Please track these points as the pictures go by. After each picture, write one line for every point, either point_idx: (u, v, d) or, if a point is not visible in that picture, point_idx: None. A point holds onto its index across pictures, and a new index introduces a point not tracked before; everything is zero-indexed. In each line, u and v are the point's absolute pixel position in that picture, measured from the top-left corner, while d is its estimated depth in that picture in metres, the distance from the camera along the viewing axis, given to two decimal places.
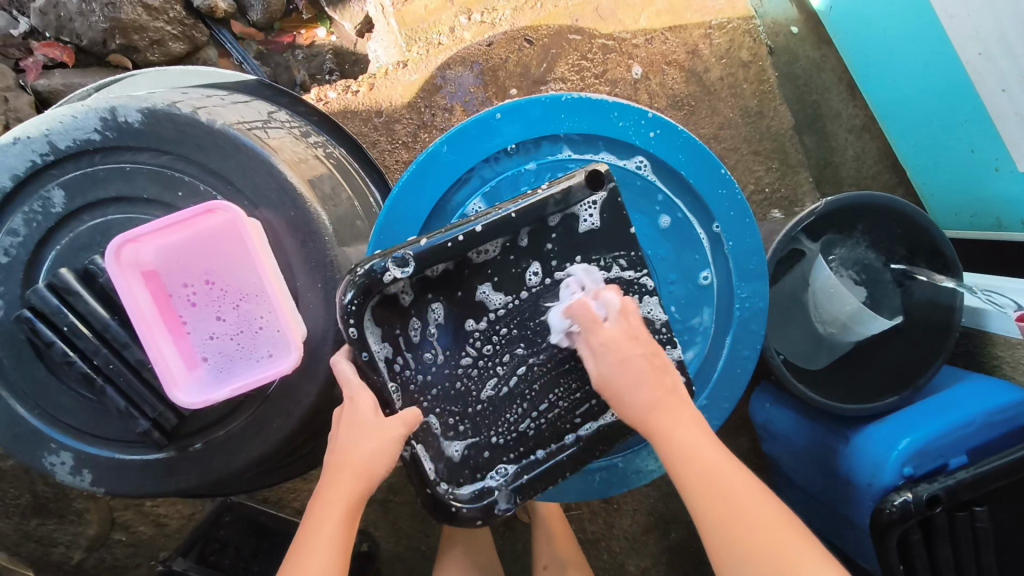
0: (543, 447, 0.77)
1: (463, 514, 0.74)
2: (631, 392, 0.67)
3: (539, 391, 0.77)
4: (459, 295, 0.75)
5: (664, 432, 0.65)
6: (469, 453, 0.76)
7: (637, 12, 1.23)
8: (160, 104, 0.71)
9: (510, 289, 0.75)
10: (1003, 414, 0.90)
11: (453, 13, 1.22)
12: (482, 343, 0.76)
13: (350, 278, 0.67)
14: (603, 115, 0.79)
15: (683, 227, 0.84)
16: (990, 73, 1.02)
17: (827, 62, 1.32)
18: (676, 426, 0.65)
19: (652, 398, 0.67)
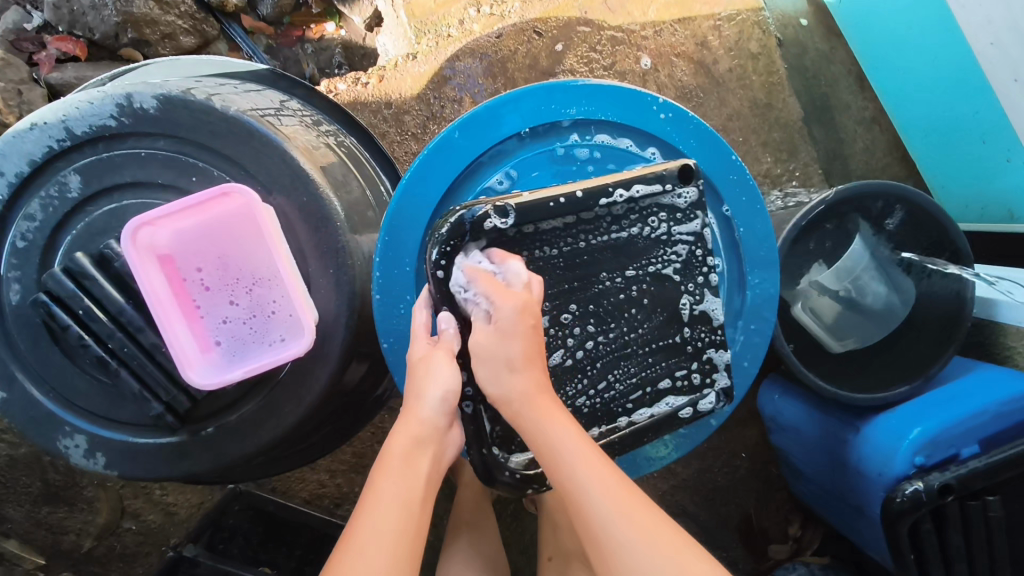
0: (596, 425, 0.76)
1: (508, 478, 0.74)
2: (512, 376, 0.65)
3: (600, 370, 0.76)
4: (550, 254, 0.72)
5: (543, 424, 0.64)
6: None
7: (646, 4, 1.23)
8: (176, 91, 0.72)
9: (593, 255, 0.74)
10: (1015, 404, 0.90)
11: (462, 7, 1.23)
12: (560, 312, 0.73)
13: (443, 226, 0.68)
14: (610, 102, 0.80)
15: None
16: (1002, 64, 1.02)
17: (837, 54, 1.32)
18: (558, 419, 0.65)
19: (524, 393, 0.65)
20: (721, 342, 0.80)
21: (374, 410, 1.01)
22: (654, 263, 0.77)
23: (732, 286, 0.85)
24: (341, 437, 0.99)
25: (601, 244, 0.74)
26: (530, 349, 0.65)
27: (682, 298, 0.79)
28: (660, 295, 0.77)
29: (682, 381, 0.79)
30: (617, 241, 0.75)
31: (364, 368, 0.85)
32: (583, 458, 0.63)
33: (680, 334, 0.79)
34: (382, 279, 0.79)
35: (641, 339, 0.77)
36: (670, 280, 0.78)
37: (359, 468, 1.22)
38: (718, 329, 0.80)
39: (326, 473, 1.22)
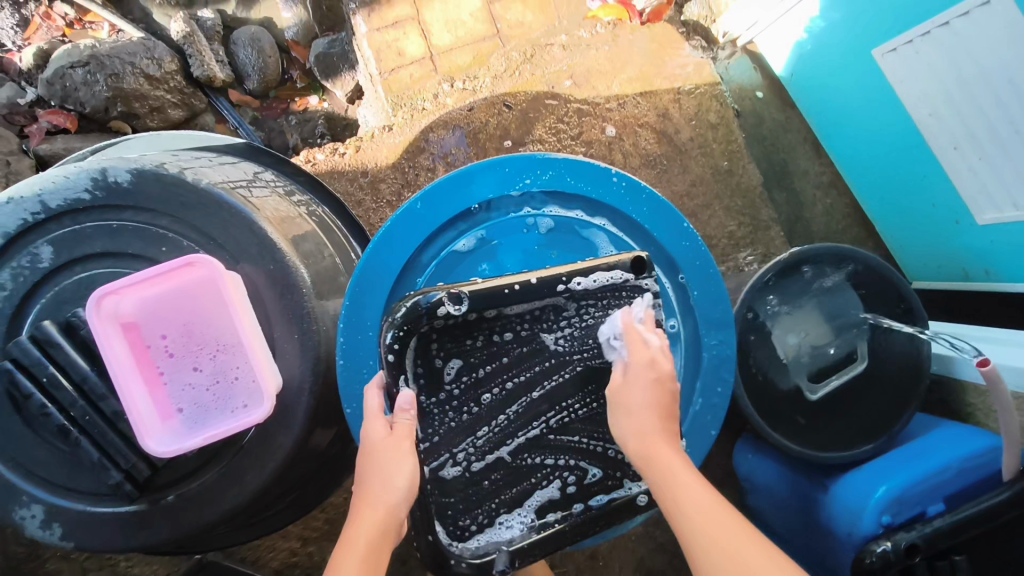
0: (553, 510, 0.78)
1: (459, 567, 0.74)
2: (631, 418, 0.70)
3: (555, 451, 0.79)
4: (506, 338, 0.78)
5: (655, 463, 0.66)
6: (473, 498, 0.77)
7: (610, 79, 1.31)
8: (149, 166, 0.76)
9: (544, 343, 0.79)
10: (977, 459, 0.91)
11: (436, 82, 1.31)
12: (510, 398, 0.78)
13: (399, 311, 0.71)
14: (560, 175, 0.84)
15: None
16: (941, 133, 1.08)
17: (792, 123, 1.40)
18: (669, 455, 0.67)
19: (642, 433, 0.69)
20: None
21: (342, 473, 1.01)
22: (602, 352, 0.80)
23: (688, 346, 0.87)
24: (309, 502, 0.98)
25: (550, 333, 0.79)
26: (655, 399, 0.70)
27: None
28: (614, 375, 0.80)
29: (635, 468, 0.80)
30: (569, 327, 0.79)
31: (330, 432, 0.86)
32: (688, 501, 0.63)
33: None
34: (346, 345, 0.81)
35: (596, 420, 0.80)
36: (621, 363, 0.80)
37: (331, 535, 1.20)
38: None
39: (298, 541, 1.19)
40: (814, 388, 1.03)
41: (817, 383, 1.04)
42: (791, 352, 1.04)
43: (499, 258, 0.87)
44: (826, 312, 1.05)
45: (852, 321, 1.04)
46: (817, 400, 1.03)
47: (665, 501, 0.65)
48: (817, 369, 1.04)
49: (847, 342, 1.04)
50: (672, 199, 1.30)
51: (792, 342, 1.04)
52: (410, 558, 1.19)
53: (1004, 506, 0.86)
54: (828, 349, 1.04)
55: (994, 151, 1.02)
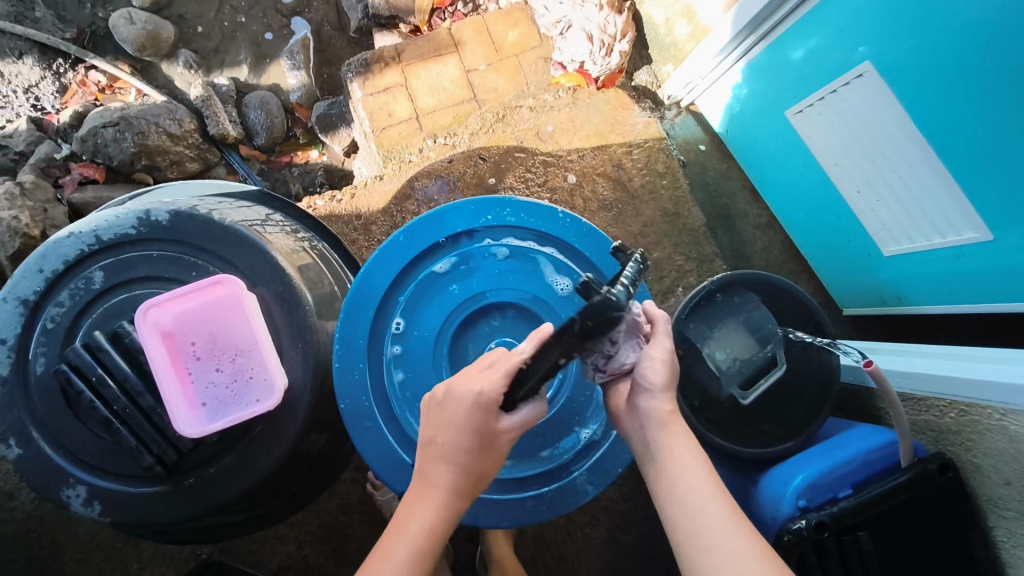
0: None
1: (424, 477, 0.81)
2: (656, 403, 0.81)
3: None
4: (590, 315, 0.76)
5: (675, 436, 0.79)
6: None
7: (570, 136, 1.53)
8: (184, 207, 0.94)
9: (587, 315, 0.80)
10: (879, 451, 1.07)
11: (422, 138, 1.53)
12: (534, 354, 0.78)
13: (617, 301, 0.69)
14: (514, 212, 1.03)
15: None
16: (846, 179, 1.28)
17: (732, 172, 1.61)
18: (683, 435, 0.80)
19: (663, 410, 0.81)
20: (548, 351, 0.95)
21: (334, 473, 1.16)
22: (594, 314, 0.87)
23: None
24: (306, 497, 1.12)
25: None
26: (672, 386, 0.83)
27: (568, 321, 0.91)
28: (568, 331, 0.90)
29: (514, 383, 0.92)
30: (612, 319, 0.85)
31: (326, 429, 1.01)
32: (695, 476, 0.75)
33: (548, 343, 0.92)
34: (341, 352, 0.98)
35: None
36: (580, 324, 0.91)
37: (324, 539, 1.32)
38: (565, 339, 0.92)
39: (294, 545, 1.32)
40: (745, 394, 1.20)
41: (747, 390, 1.20)
42: (721, 366, 1.22)
43: (467, 282, 1.06)
44: (747, 331, 1.24)
45: (770, 337, 1.23)
46: (749, 405, 1.20)
47: (671, 465, 0.77)
48: (746, 379, 1.21)
49: (768, 353, 1.22)
50: (626, 237, 1.49)
51: (721, 357, 1.22)
52: None
53: (892, 491, 1.01)
54: (754, 362, 1.22)
55: (888, 194, 1.21)
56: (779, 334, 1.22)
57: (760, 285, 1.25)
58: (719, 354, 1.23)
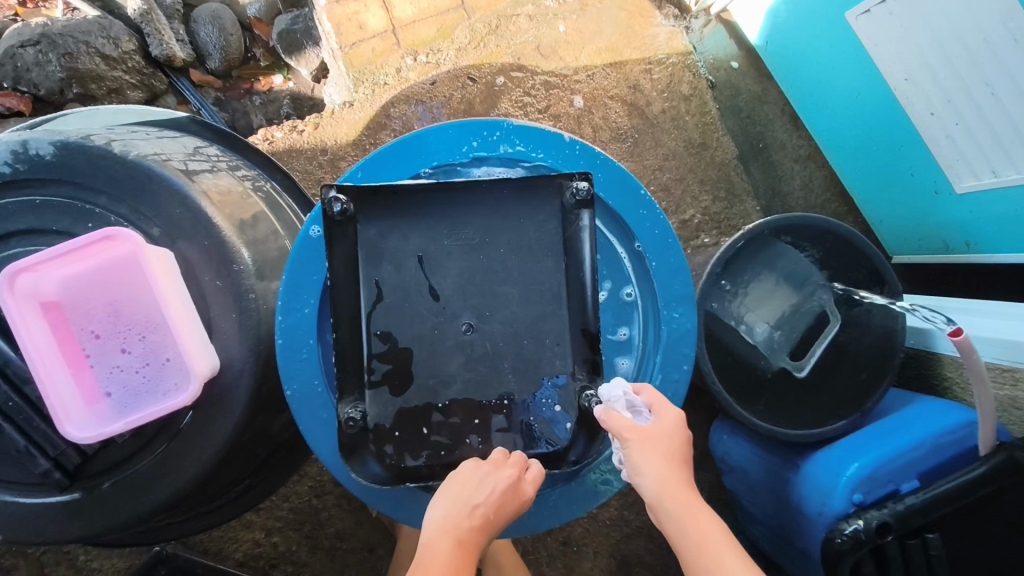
0: (383, 382, 0.70)
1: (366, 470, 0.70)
2: (654, 467, 0.63)
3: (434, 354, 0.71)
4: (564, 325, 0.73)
5: (693, 517, 0.61)
6: (425, 441, 0.70)
7: (578, 51, 1.27)
8: (74, 138, 0.72)
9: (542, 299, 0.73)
10: (951, 436, 0.88)
11: (399, 56, 1.27)
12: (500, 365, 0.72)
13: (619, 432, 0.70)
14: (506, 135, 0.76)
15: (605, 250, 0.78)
16: (916, 98, 1.04)
17: (769, 95, 1.36)
18: (703, 512, 0.62)
19: (671, 484, 0.63)
20: (423, 258, 0.72)
21: (300, 458, 0.98)
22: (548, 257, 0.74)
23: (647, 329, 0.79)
24: (265, 488, 0.95)
25: (524, 278, 0.73)
26: (673, 451, 0.65)
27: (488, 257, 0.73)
28: (477, 270, 0.73)
29: (376, 299, 0.71)
30: (556, 287, 0.73)
31: (280, 414, 0.83)
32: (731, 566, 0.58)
33: (447, 262, 0.73)
34: (284, 324, 0.77)
35: (463, 298, 0.72)
36: (499, 276, 0.73)
37: (296, 525, 1.16)
38: (453, 262, 0.73)
39: (263, 532, 1.16)
40: (796, 368, 1.01)
41: (797, 363, 1.02)
42: (764, 341, 1.02)
43: None
44: (789, 295, 1.03)
45: (814, 299, 1.03)
46: (804, 377, 1.02)
47: (697, 558, 0.59)
48: (795, 350, 1.02)
49: (811, 309, 1.03)
50: (643, 173, 1.26)
51: (762, 330, 1.02)
52: (378, 546, 1.18)
53: (965, 488, 0.83)
54: (800, 328, 1.02)
55: (971, 118, 0.98)
56: (829, 291, 1.03)
57: (804, 231, 1.01)
58: (758, 327, 1.03)
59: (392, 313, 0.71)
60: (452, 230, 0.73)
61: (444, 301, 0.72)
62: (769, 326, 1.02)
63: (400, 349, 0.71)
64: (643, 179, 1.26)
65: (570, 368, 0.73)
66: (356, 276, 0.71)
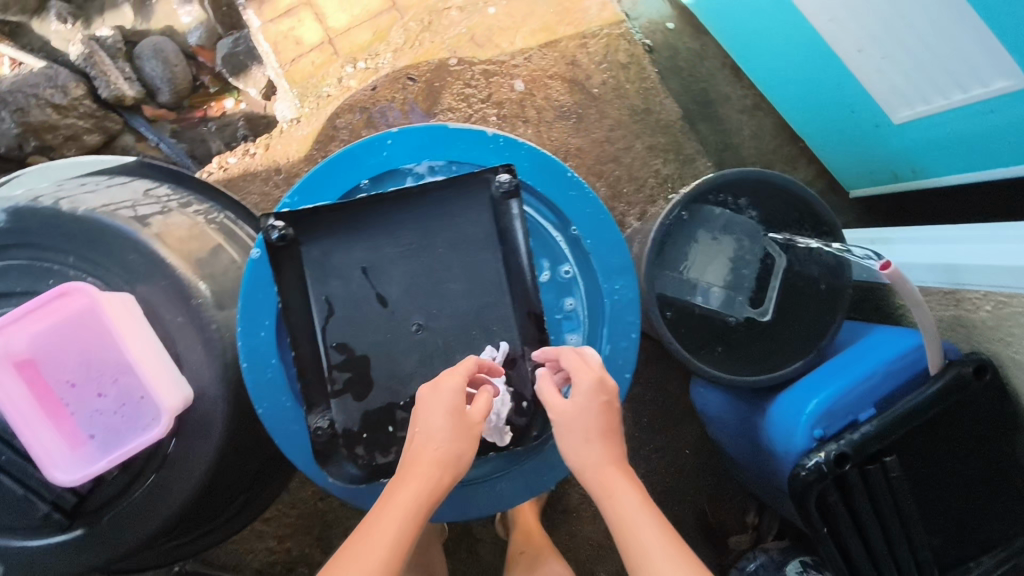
0: (349, 389, 0.74)
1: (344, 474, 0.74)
2: (584, 445, 0.66)
3: (394, 356, 0.75)
4: (511, 311, 0.77)
5: (611, 496, 0.63)
6: (393, 438, 0.74)
7: (512, 35, 1.28)
8: (24, 202, 0.75)
9: (486, 287, 0.77)
10: (903, 361, 0.92)
11: (339, 65, 1.29)
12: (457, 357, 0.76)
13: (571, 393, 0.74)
14: (433, 139, 0.79)
15: (540, 234, 0.81)
16: (842, 37, 1.03)
17: (708, 50, 1.37)
18: (628, 491, 0.63)
19: (596, 463, 0.65)
20: (369, 265, 0.76)
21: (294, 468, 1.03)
22: (487, 248, 0.77)
23: (589, 302, 0.83)
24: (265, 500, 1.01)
25: (466, 272, 0.77)
26: (605, 425, 0.67)
27: (430, 256, 0.77)
28: (422, 269, 0.76)
29: (329, 311, 0.75)
30: (497, 277, 0.77)
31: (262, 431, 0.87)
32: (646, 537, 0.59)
33: (393, 266, 0.76)
34: (246, 348, 0.82)
35: (414, 298, 0.76)
36: (443, 274, 0.77)
37: (305, 529, 1.22)
38: (397, 264, 0.76)
39: (275, 539, 1.22)
40: (758, 315, 1.04)
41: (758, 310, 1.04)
42: (720, 301, 1.04)
43: None
44: (729, 248, 1.05)
45: (753, 246, 1.05)
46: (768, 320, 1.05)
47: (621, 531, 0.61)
48: (751, 298, 1.05)
49: (754, 258, 1.05)
50: (592, 146, 1.28)
51: (715, 291, 1.04)
52: None
53: (917, 411, 0.87)
54: (750, 277, 1.05)
55: (895, 51, 0.97)
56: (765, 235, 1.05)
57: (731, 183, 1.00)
58: (710, 290, 1.04)
59: (346, 322, 0.75)
60: (393, 236, 0.76)
61: (393, 305, 0.76)
62: (720, 286, 1.04)
63: (358, 356, 0.75)
64: (593, 152, 1.28)
65: (521, 350, 0.76)
66: (306, 293, 0.75)
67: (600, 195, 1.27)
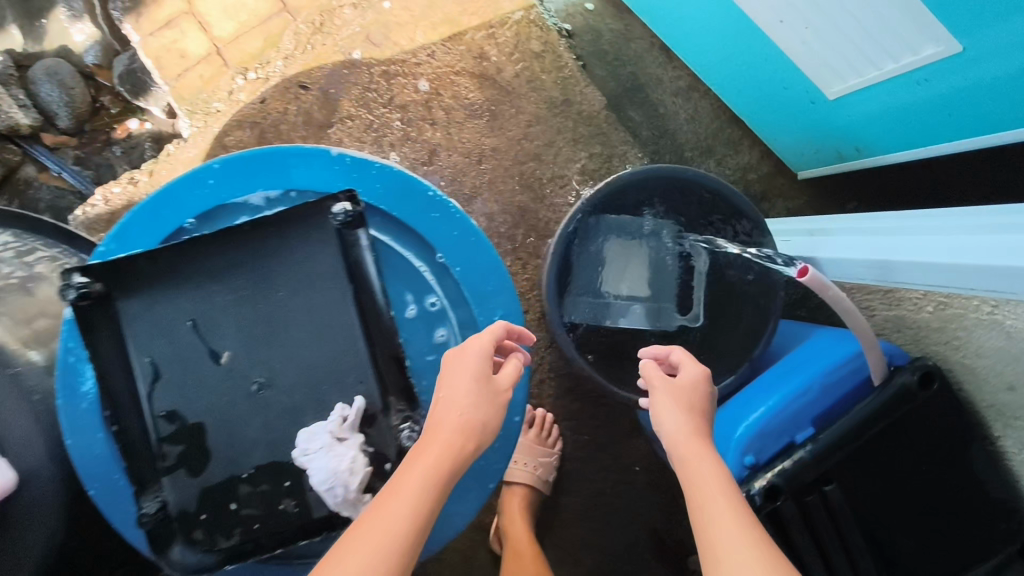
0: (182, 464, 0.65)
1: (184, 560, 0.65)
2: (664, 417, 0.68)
3: (232, 422, 0.66)
4: (367, 360, 0.67)
5: (694, 462, 0.63)
6: (236, 516, 0.65)
7: (412, 30, 1.17)
8: None
9: (335, 334, 0.67)
10: (841, 371, 0.80)
11: (231, 78, 1.17)
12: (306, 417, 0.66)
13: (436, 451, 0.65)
14: (265, 166, 0.69)
15: (402, 263, 0.72)
16: (761, 8, 0.90)
17: (633, 30, 1.25)
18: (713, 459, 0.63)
19: (682, 433, 0.66)
20: (198, 318, 0.66)
21: None
22: (335, 290, 0.67)
23: (464, 335, 0.74)
24: None
25: (311, 320, 0.67)
26: (688, 402, 0.70)
27: (270, 303, 0.67)
28: (259, 320, 0.67)
29: (154, 376, 0.66)
30: (348, 322, 0.67)
31: None
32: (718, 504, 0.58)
33: (226, 319, 0.66)
34: (69, 419, 0.72)
35: (252, 354, 0.67)
36: (284, 323, 0.67)
37: None
38: (231, 316, 0.67)
39: None
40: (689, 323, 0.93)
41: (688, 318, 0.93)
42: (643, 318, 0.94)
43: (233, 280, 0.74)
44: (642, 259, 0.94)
45: (668, 253, 0.94)
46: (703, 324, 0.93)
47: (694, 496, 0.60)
48: (678, 306, 0.94)
49: (672, 264, 0.94)
50: (509, 145, 1.17)
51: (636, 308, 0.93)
52: None
53: (863, 425, 0.76)
54: (672, 283, 0.94)
55: (817, 20, 0.84)
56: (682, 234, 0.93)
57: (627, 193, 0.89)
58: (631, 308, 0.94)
59: (174, 388, 0.66)
60: (223, 284, 0.67)
61: (227, 363, 0.66)
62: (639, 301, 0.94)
63: (190, 426, 0.65)
64: (510, 152, 1.17)
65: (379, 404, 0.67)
66: (127, 357, 0.65)
67: (521, 198, 1.17)
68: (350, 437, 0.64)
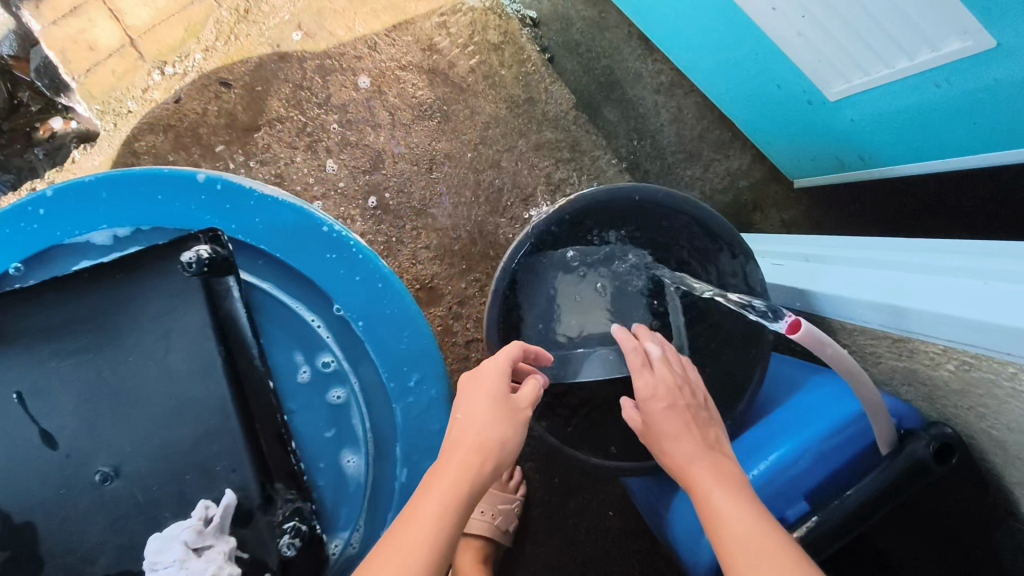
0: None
1: None
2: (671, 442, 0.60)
3: (67, 522, 0.52)
4: (244, 440, 0.54)
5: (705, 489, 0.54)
6: None
7: (351, 18, 1.02)
8: None
9: (202, 408, 0.53)
10: (843, 435, 0.65)
11: (146, 73, 1.02)
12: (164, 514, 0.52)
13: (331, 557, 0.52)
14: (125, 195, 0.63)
15: (292, 317, 0.66)
16: None
17: (608, 18, 1.09)
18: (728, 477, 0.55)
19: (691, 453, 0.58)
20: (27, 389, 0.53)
21: None
22: (201, 355, 0.54)
23: (364, 395, 0.67)
24: None
25: (170, 391, 0.53)
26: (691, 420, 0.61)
27: (119, 371, 0.53)
28: (107, 391, 0.53)
29: None
30: (216, 392, 0.54)
31: None
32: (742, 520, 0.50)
33: (65, 391, 0.53)
34: None
35: (95, 434, 0.53)
36: (137, 394, 0.53)
37: None
38: (71, 387, 0.53)
39: None
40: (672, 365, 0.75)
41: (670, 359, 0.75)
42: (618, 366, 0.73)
43: None
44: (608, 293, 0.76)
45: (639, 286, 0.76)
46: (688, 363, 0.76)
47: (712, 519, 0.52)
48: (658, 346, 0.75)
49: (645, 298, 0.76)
50: (463, 151, 1.02)
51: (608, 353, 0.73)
52: None
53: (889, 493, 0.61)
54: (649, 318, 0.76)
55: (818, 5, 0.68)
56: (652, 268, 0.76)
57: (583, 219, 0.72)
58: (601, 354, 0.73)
59: None
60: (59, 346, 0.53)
61: (64, 447, 0.52)
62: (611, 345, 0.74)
63: (14, 526, 0.51)
64: (464, 158, 1.03)
65: (259, 495, 0.53)
66: None
67: (477, 211, 1.02)
68: (215, 542, 0.50)
